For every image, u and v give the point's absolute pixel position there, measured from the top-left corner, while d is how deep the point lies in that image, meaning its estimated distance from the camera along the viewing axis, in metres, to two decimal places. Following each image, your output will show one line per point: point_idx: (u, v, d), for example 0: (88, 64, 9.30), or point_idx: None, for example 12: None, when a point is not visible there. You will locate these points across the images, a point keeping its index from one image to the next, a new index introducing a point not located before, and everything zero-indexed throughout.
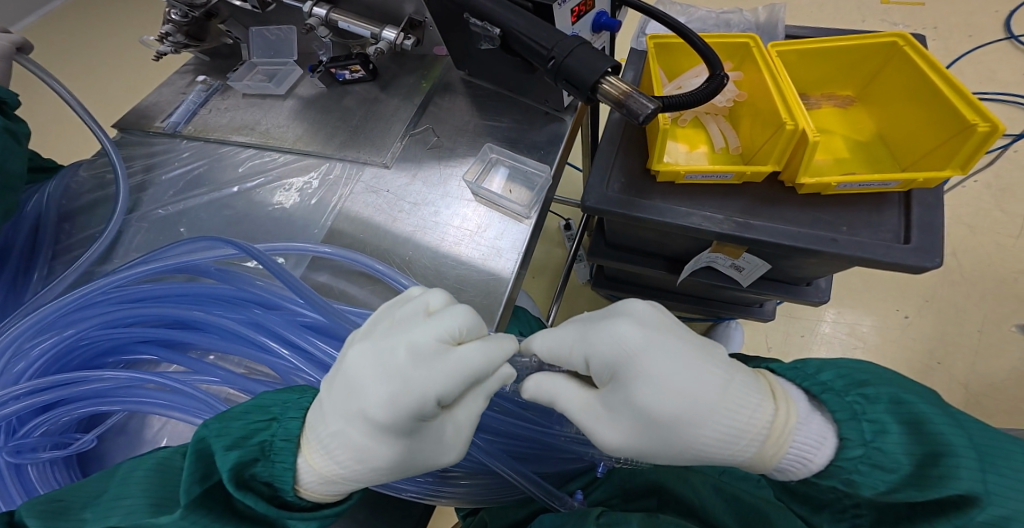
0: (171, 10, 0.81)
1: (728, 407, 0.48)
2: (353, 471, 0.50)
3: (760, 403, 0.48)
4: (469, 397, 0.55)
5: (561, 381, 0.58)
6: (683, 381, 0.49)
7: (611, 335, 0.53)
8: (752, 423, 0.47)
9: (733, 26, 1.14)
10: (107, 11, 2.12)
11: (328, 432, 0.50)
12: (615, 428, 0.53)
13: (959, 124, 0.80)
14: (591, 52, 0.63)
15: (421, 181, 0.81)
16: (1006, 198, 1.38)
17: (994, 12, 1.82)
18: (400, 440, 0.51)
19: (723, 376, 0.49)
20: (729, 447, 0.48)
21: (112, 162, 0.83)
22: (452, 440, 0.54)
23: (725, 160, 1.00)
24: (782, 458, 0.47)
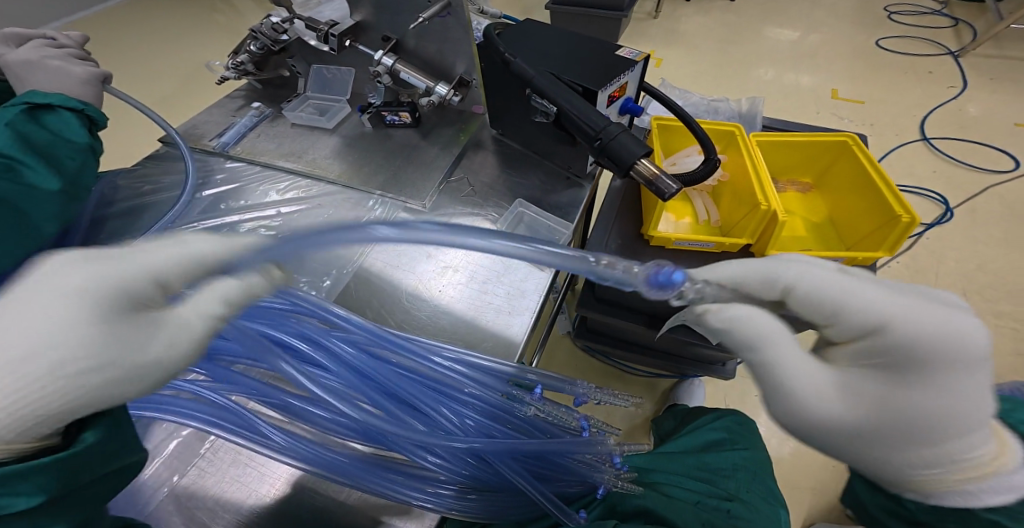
0: (253, 42, 0.98)
1: (964, 438, 0.49)
2: (4, 379, 0.44)
3: (991, 447, 0.50)
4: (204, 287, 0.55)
5: (771, 325, 0.53)
6: (959, 390, 0.48)
7: (932, 322, 0.48)
8: (977, 456, 0.50)
9: (720, 112, 1.34)
10: (157, 48, 2.34)
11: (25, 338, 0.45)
12: (838, 399, 0.51)
13: (890, 215, 0.98)
14: (631, 139, 0.75)
15: (454, 225, 0.90)
16: (922, 280, 1.65)
17: (914, 116, 2.18)
18: (88, 323, 0.47)
19: (991, 417, 0.49)
20: (925, 468, 0.51)
21: (186, 180, 0.89)
22: (173, 329, 0.52)
23: (707, 231, 1.16)
24: (952, 491, 0.52)
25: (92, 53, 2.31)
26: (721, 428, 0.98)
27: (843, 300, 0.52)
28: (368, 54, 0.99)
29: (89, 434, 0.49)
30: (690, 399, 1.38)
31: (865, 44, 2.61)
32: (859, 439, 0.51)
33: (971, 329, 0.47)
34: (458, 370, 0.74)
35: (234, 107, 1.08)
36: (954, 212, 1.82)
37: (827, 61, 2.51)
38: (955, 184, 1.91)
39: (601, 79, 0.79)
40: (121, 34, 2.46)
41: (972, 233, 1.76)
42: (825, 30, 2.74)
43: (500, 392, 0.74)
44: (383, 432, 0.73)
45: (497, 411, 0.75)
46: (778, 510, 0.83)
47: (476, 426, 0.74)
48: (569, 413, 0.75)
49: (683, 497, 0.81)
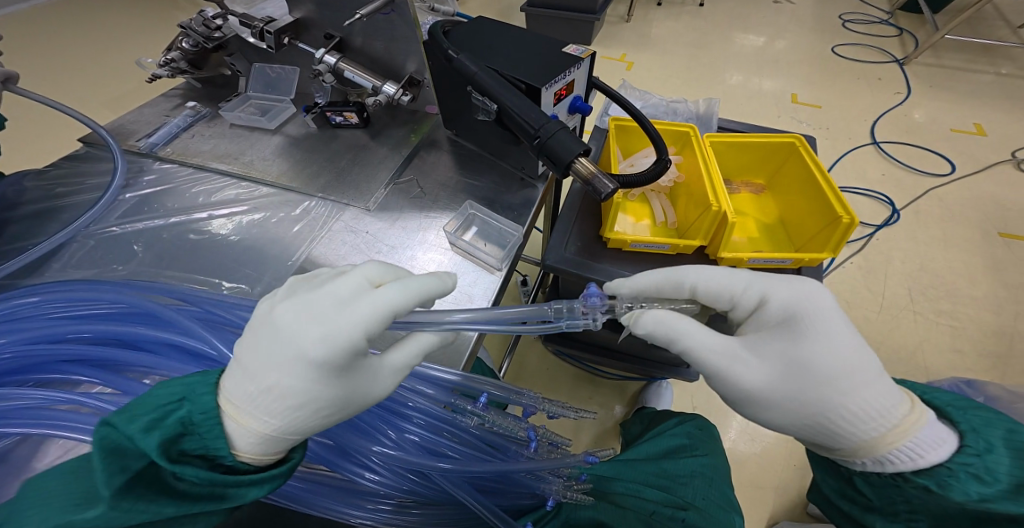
0: (184, 39, 0.93)
1: (865, 384, 0.53)
2: (284, 417, 0.52)
3: (898, 403, 0.53)
4: (366, 324, 0.53)
5: (680, 322, 0.60)
6: (837, 337, 0.55)
7: (796, 289, 0.59)
8: (888, 412, 0.53)
9: (678, 113, 1.35)
10: (106, 43, 2.24)
11: (264, 394, 0.51)
12: (749, 370, 0.58)
13: (834, 216, 1.00)
14: (570, 136, 0.73)
15: (400, 227, 0.87)
16: (871, 280, 1.71)
17: (865, 120, 2.26)
18: (336, 377, 0.53)
19: (879, 369, 0.54)
20: (856, 423, 0.53)
21: (103, 186, 0.84)
22: (390, 376, 0.57)
23: (664, 233, 1.17)
24: (893, 449, 0.52)
25: (38, 48, 2.19)
26: (682, 434, 0.98)
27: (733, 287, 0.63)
28: (310, 51, 0.95)
29: (251, 487, 0.50)
30: (659, 402, 1.37)
31: (822, 51, 2.70)
32: (782, 413, 0.57)
33: (817, 288, 0.58)
34: (398, 381, 0.72)
35: (170, 106, 1.02)
36: (900, 214, 1.90)
37: (787, 66, 2.58)
38: (902, 186, 1.99)
39: (545, 76, 0.78)
40: (70, 29, 2.34)
41: (916, 233, 1.84)
42: (786, 36, 2.82)
43: (444, 404, 0.72)
44: (316, 449, 0.69)
45: (438, 421, 0.72)
46: (733, 516, 0.83)
47: (417, 440, 0.71)
48: (516, 424, 0.73)
49: (640, 506, 0.81)
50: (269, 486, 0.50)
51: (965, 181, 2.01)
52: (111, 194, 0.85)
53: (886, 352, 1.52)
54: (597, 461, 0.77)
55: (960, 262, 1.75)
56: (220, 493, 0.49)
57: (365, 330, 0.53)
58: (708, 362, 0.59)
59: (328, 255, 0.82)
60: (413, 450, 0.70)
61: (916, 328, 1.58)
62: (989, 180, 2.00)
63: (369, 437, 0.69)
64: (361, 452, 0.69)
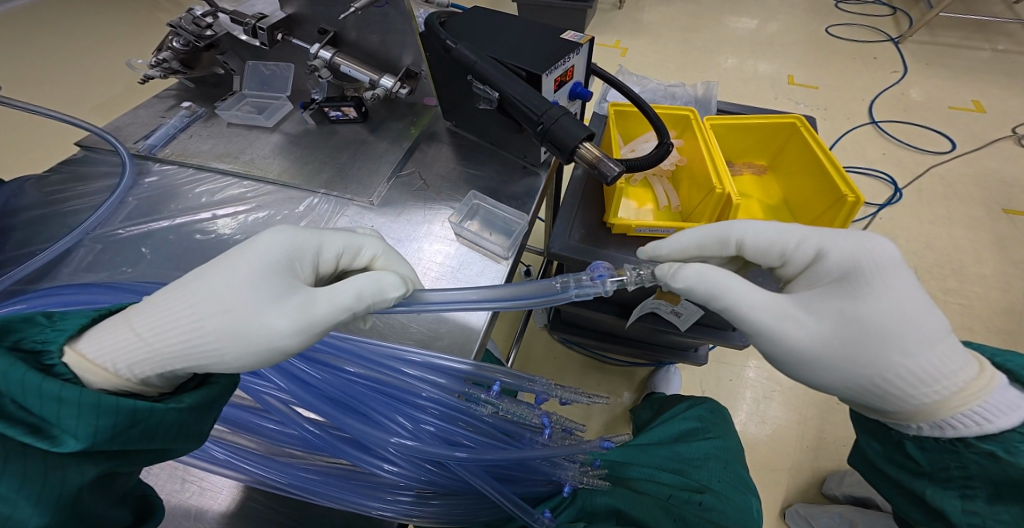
0: (175, 38, 0.92)
1: (930, 345, 0.53)
2: (173, 328, 0.50)
3: (967, 365, 0.52)
4: (319, 240, 0.60)
5: (724, 275, 0.60)
6: (900, 291, 0.55)
7: (850, 244, 0.58)
8: (955, 374, 0.52)
9: (677, 97, 1.34)
10: (96, 47, 2.22)
11: (172, 300, 0.51)
12: (802, 326, 0.57)
13: (838, 195, 1.00)
14: (573, 122, 0.72)
15: (404, 220, 0.87)
16: None
17: (862, 100, 2.25)
18: (247, 287, 0.52)
19: (945, 328, 0.53)
20: (917, 386, 0.52)
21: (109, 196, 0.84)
22: (308, 309, 0.53)
23: (668, 218, 1.17)
24: (958, 413, 0.52)
25: (25, 55, 2.16)
26: (694, 417, 0.98)
27: (784, 243, 0.63)
28: (303, 46, 0.94)
29: (77, 418, 0.42)
30: (668, 387, 1.37)
31: (816, 32, 2.69)
32: (830, 369, 0.56)
33: (880, 241, 0.58)
34: (413, 373, 0.71)
35: (165, 107, 1.02)
36: (902, 192, 1.89)
37: (782, 48, 2.57)
38: (902, 165, 1.98)
39: (544, 63, 0.77)
40: (56, 34, 2.31)
41: (918, 211, 1.83)
42: (780, 18, 2.80)
43: (457, 393, 0.72)
44: (333, 442, 0.70)
45: (452, 410, 0.72)
46: (750, 499, 0.84)
47: (433, 431, 0.71)
48: (530, 411, 0.73)
49: (656, 491, 0.81)
50: (87, 420, 0.42)
51: (965, 157, 2.00)
52: (117, 197, 0.84)
53: None
54: (612, 447, 0.77)
55: (963, 238, 1.74)
56: (55, 421, 0.42)
57: (318, 245, 0.60)
58: (758, 323, 0.58)
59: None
60: (429, 440, 0.70)
61: None
62: (990, 157, 2.00)
63: (385, 428, 0.69)
64: (377, 445, 0.69)
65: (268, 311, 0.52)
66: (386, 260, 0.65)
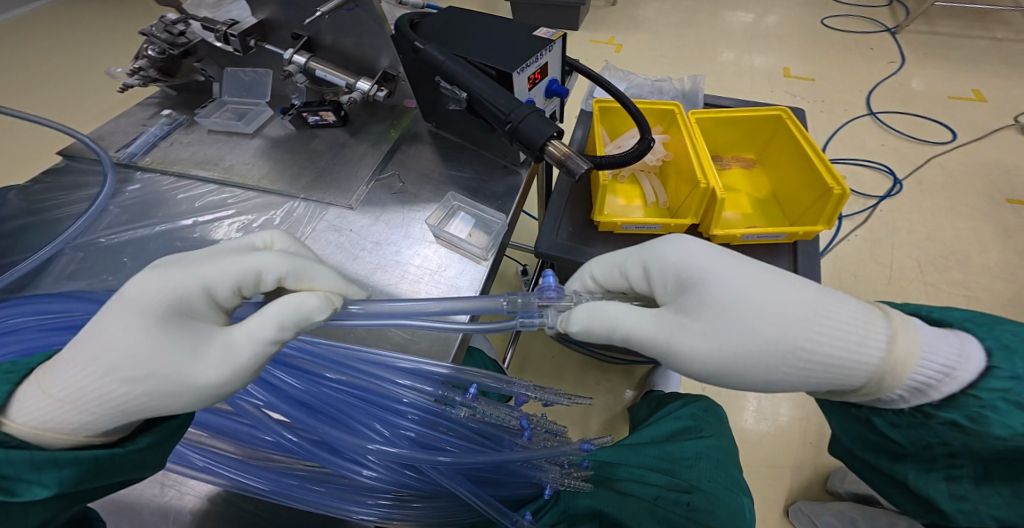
0: (150, 46, 0.93)
1: (811, 302, 0.51)
2: (88, 387, 0.47)
3: (868, 319, 0.50)
4: (209, 272, 0.55)
5: (608, 308, 0.57)
6: (742, 277, 0.54)
7: (677, 249, 0.58)
8: (867, 335, 0.49)
9: (664, 92, 1.33)
10: (94, 56, 2.25)
11: (75, 361, 0.48)
12: (704, 330, 0.53)
13: (825, 188, 0.98)
14: (541, 120, 0.72)
15: (384, 222, 0.86)
16: (872, 252, 1.67)
17: (861, 91, 2.22)
18: (154, 338, 0.49)
19: (809, 286, 0.52)
20: (852, 357, 0.48)
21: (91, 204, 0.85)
22: (227, 350, 0.51)
23: (656, 214, 1.15)
24: (914, 368, 0.47)
25: (25, 66, 2.19)
26: (687, 416, 0.96)
27: (621, 265, 0.64)
28: (277, 51, 0.94)
29: (41, 473, 0.43)
30: (666, 384, 1.36)
31: (813, 23, 2.65)
32: (761, 374, 0.52)
33: (683, 240, 0.59)
34: (391, 377, 0.71)
35: (146, 115, 1.02)
36: (902, 184, 1.85)
37: (779, 41, 2.54)
38: (902, 155, 1.95)
39: (515, 61, 0.76)
40: (56, 44, 2.34)
41: (920, 202, 1.80)
42: (777, 11, 2.77)
43: (434, 397, 0.71)
44: (307, 447, 0.69)
45: (429, 414, 0.71)
46: (741, 499, 0.83)
47: (411, 435, 0.71)
48: (507, 414, 0.73)
49: (643, 492, 0.80)
50: (50, 476, 0.43)
51: (968, 147, 1.96)
52: (99, 204, 0.85)
53: None
54: (594, 449, 0.77)
55: (966, 229, 1.71)
56: (11, 476, 0.43)
57: (203, 281, 0.55)
58: (661, 343, 0.55)
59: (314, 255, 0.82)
60: (407, 445, 0.70)
61: (924, 298, 1.54)
62: (993, 146, 1.95)
63: (361, 434, 0.69)
64: (354, 451, 0.69)
65: (190, 360, 0.50)
66: (295, 277, 0.59)
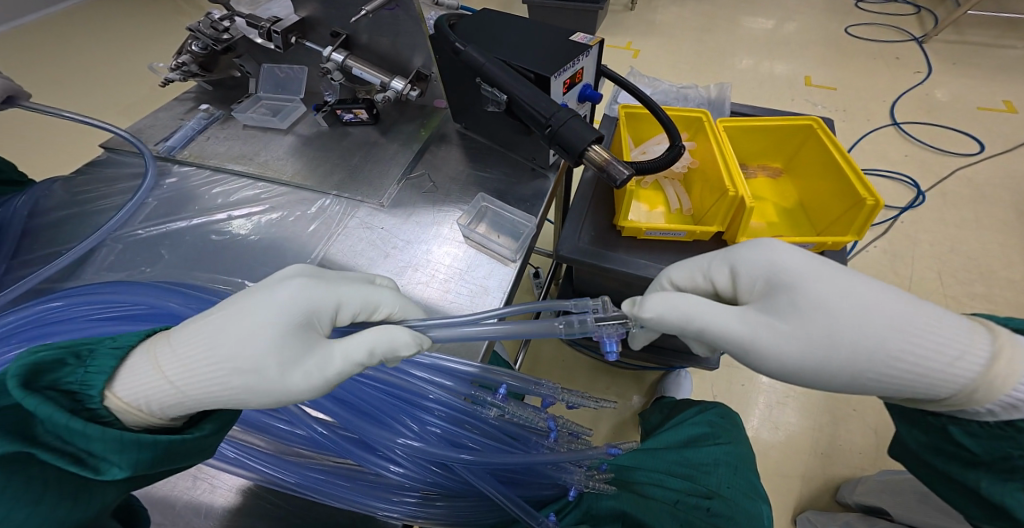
0: (194, 42, 0.94)
1: (911, 318, 0.52)
2: (198, 372, 0.50)
3: (967, 336, 0.51)
4: (338, 291, 0.59)
5: (692, 302, 0.58)
6: (842, 284, 0.55)
7: (767, 253, 0.59)
8: (965, 349, 0.51)
9: (689, 99, 1.33)
10: (122, 50, 2.29)
11: (196, 341, 0.52)
12: (789, 332, 0.55)
13: (856, 198, 0.98)
14: (580, 124, 0.72)
15: (414, 221, 0.87)
16: (892, 263, 1.66)
17: (883, 101, 2.20)
18: (269, 339, 0.53)
19: (911, 301, 0.53)
20: (941, 368, 0.51)
21: (133, 197, 0.86)
22: (325, 370, 0.54)
23: (680, 220, 1.16)
24: (1014, 384, 0.49)
25: (53, 60, 2.23)
26: (703, 422, 0.97)
27: (702, 268, 0.65)
28: (315, 49, 0.96)
29: (117, 454, 0.45)
30: (678, 391, 1.35)
31: (835, 32, 2.64)
32: (836, 379, 0.54)
33: (774, 245, 0.60)
34: (423, 375, 0.72)
35: (184, 109, 1.04)
36: (924, 195, 1.84)
37: (799, 49, 2.53)
38: (924, 167, 1.93)
39: (554, 65, 0.77)
40: (82, 39, 2.39)
41: (941, 215, 1.78)
42: (798, 19, 2.75)
43: (464, 396, 0.72)
44: (338, 442, 0.70)
45: (459, 414, 0.72)
46: (760, 506, 0.83)
47: (440, 433, 0.72)
48: (536, 415, 0.73)
49: (663, 496, 0.80)
50: (128, 456, 0.45)
51: (992, 160, 1.94)
52: (137, 198, 0.87)
53: None
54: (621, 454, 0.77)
55: (989, 242, 1.69)
56: (96, 452, 0.46)
57: (338, 302, 0.59)
58: (748, 341, 0.56)
59: (343, 253, 0.83)
60: (436, 442, 0.70)
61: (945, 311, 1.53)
62: (1017, 159, 1.94)
63: (393, 430, 0.70)
64: (385, 447, 0.70)
65: (291, 370, 0.53)
66: (402, 314, 0.63)
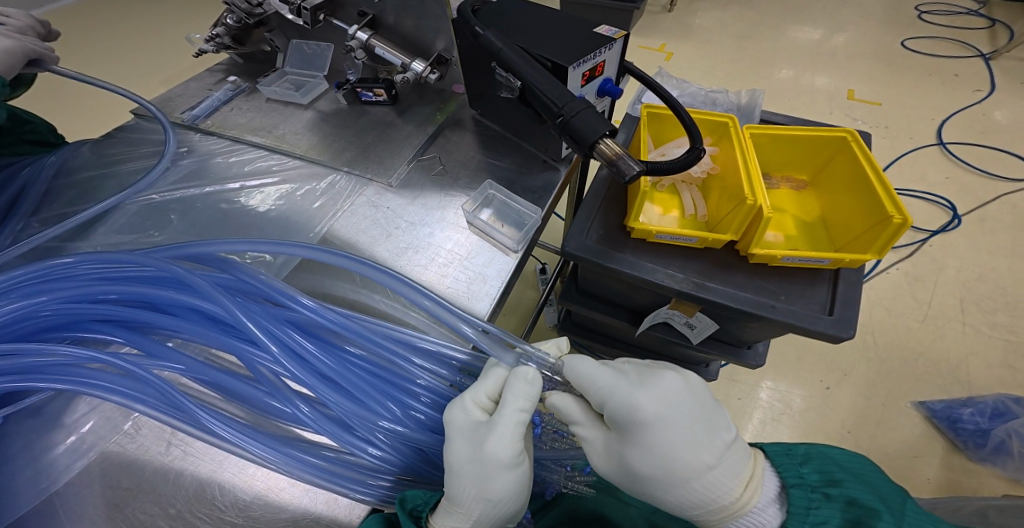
0: (229, 15, 0.96)
1: (709, 479, 0.59)
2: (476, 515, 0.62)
3: (730, 492, 0.59)
4: (514, 417, 0.63)
5: (563, 410, 0.68)
6: (667, 444, 0.60)
7: (626, 398, 0.62)
8: (716, 504, 0.59)
9: (718, 103, 1.30)
10: (169, 23, 2.37)
11: (462, 501, 0.62)
12: (610, 464, 0.64)
13: (883, 216, 0.94)
14: (594, 116, 0.71)
15: (420, 204, 0.88)
16: (918, 287, 1.59)
17: (931, 119, 2.10)
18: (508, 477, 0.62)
19: (710, 464, 0.59)
20: (694, 512, 0.60)
21: (159, 163, 0.88)
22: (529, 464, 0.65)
23: (694, 226, 1.13)
24: (743, 523, 0.59)
25: (101, 29, 2.33)
26: None
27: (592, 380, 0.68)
28: (343, 26, 0.96)
29: None
30: None
31: (888, 44, 2.52)
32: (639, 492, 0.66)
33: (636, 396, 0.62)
34: (412, 358, 0.74)
35: (213, 80, 1.06)
36: (961, 219, 1.75)
37: (845, 60, 2.42)
38: (966, 190, 1.84)
39: (573, 55, 0.76)
40: (131, 12, 2.48)
41: (977, 240, 1.69)
42: (850, 29, 2.64)
43: (450, 382, 0.74)
44: (317, 419, 0.70)
45: (444, 400, 0.74)
46: None
47: (425, 419, 0.73)
48: None
49: (641, 505, 0.80)
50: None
51: None
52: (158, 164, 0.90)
53: (927, 364, 1.43)
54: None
55: None
56: None
57: (520, 418, 0.63)
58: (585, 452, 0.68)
59: (345, 229, 0.84)
60: (416, 427, 0.72)
61: (967, 342, 1.47)
62: None
63: (374, 412, 0.70)
64: (366, 428, 0.70)
65: (519, 481, 0.63)
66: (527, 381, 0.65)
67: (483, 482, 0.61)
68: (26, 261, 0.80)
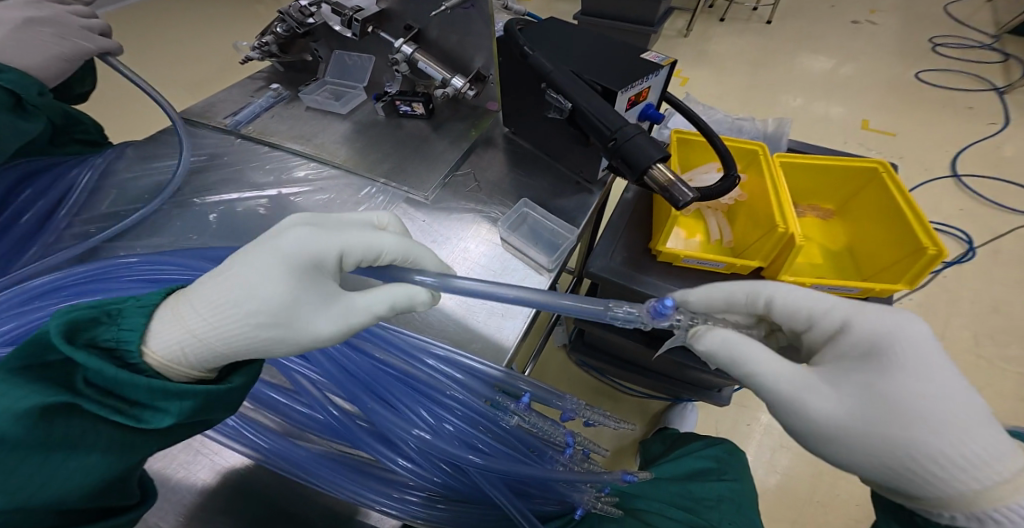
0: (278, 22, 1.01)
1: (974, 429, 0.48)
2: (217, 320, 0.52)
3: (1013, 454, 0.47)
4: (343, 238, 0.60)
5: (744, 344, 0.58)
6: (926, 379, 0.51)
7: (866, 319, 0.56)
8: (989, 462, 0.47)
9: (744, 130, 1.31)
10: (196, 32, 2.45)
11: (213, 288, 0.54)
12: (828, 404, 0.54)
13: (916, 246, 0.93)
14: (646, 141, 0.71)
15: (454, 219, 0.88)
16: (932, 319, 1.59)
17: (946, 150, 2.11)
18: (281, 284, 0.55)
19: (980, 414, 0.49)
20: (958, 470, 0.48)
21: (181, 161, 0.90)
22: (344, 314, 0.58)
23: (718, 251, 1.13)
24: (1002, 508, 0.46)
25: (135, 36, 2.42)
26: (710, 457, 0.91)
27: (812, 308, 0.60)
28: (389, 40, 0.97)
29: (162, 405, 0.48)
30: (682, 423, 1.28)
31: (902, 74, 2.55)
32: (855, 452, 0.53)
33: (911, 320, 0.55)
34: (443, 369, 0.73)
35: (255, 88, 1.09)
36: (977, 251, 1.75)
37: (860, 89, 2.45)
38: (981, 222, 1.84)
39: (622, 81, 0.77)
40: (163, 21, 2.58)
41: (992, 273, 1.69)
42: (864, 59, 2.67)
43: (485, 399, 0.72)
44: (360, 433, 0.73)
45: (477, 415, 0.72)
46: None
47: (454, 430, 0.72)
48: (556, 429, 0.73)
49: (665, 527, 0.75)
50: (177, 402, 0.48)
51: None
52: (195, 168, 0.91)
53: None
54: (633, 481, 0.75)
55: None
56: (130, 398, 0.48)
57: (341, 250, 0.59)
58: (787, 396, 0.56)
59: None
60: (449, 439, 0.71)
61: (985, 375, 1.45)
62: None
63: (408, 421, 0.71)
64: (400, 440, 0.71)
65: (312, 315, 0.56)
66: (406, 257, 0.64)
67: (251, 283, 0.54)
68: (72, 261, 0.82)
